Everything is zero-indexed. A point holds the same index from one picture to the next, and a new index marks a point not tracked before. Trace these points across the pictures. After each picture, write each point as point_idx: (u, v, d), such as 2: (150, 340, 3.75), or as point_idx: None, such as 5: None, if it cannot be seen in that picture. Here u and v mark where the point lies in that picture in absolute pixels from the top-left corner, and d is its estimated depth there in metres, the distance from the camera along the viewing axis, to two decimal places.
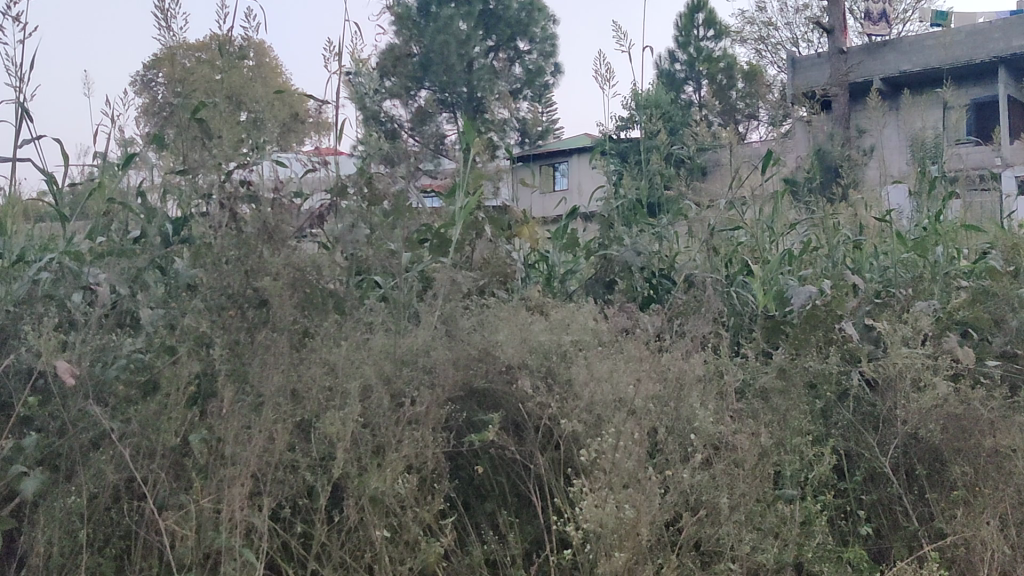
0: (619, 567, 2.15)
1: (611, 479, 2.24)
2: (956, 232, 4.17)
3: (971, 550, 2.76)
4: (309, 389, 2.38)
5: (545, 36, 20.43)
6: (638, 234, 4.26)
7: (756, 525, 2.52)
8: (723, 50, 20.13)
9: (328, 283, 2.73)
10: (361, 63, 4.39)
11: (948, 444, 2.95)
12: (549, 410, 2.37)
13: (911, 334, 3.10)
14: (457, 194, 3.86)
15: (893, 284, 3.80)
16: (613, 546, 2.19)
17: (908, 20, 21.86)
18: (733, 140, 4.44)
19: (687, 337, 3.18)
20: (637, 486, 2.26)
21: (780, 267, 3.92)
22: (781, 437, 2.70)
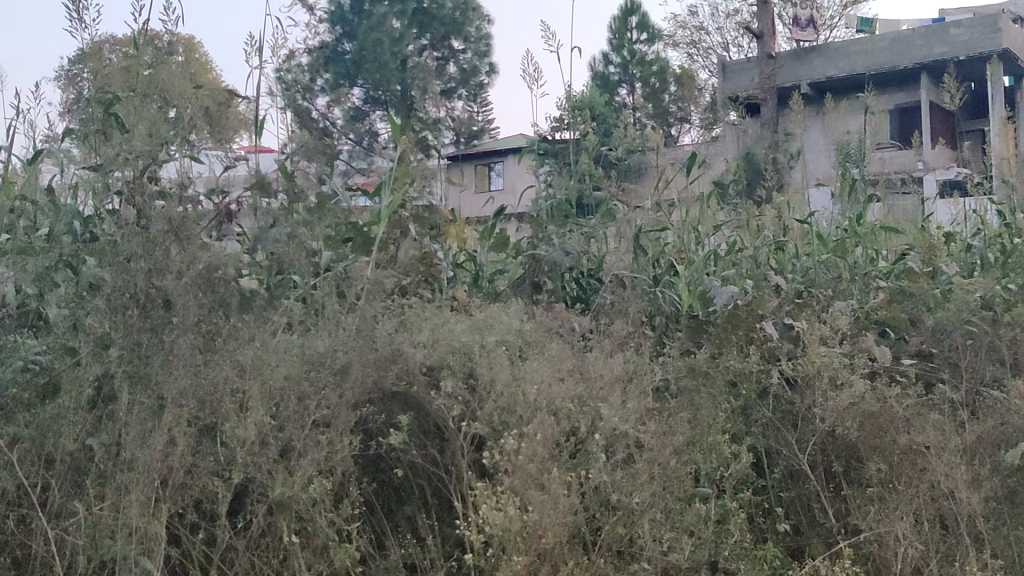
0: (519, 570, 2.18)
1: (517, 482, 2.25)
2: (875, 233, 4.23)
3: (884, 545, 2.82)
4: (213, 393, 2.33)
5: (479, 36, 20.44)
6: (565, 234, 4.25)
7: (674, 523, 2.53)
8: (655, 54, 20.36)
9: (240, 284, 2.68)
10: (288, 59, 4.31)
11: (864, 440, 2.99)
12: (456, 412, 2.35)
13: (828, 334, 3.14)
14: (382, 192, 3.81)
15: (813, 283, 3.85)
16: (514, 549, 2.21)
17: (834, 27, 22.38)
18: (660, 141, 4.46)
19: (611, 338, 3.20)
20: (544, 487, 2.28)
21: (704, 268, 3.95)
22: (698, 436, 2.71)
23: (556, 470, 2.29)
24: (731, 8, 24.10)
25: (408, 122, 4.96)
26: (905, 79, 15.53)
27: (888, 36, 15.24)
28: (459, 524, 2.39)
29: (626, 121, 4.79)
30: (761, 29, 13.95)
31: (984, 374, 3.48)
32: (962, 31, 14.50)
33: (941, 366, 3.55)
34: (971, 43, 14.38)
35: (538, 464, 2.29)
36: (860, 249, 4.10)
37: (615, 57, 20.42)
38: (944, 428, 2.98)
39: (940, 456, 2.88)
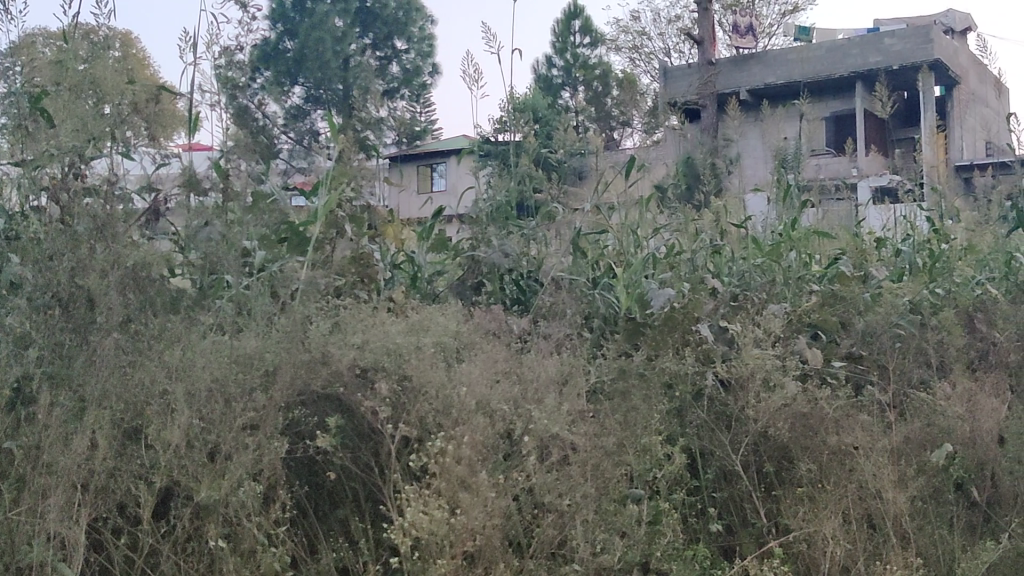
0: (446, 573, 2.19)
1: (446, 484, 2.26)
2: (809, 238, 4.29)
3: (813, 544, 2.86)
4: (132, 395, 2.36)
5: (422, 36, 20.41)
6: (505, 236, 4.21)
7: (606, 524, 2.53)
8: (597, 58, 20.47)
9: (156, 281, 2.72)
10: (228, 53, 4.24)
11: (795, 441, 3.04)
12: (385, 415, 2.34)
13: (762, 336, 3.19)
14: (320, 191, 3.78)
15: (748, 287, 3.90)
16: (441, 552, 2.22)
17: (773, 35, 22.74)
18: (600, 143, 4.48)
19: (548, 340, 3.21)
20: (472, 490, 2.28)
21: (642, 271, 3.97)
22: (632, 438, 2.72)
23: (485, 473, 2.30)
24: (672, 14, 24.37)
25: (348, 121, 4.92)
26: (841, 87, 15.84)
27: (824, 45, 15.52)
28: (390, 526, 2.37)
29: (567, 124, 4.81)
30: (701, 35, 14.09)
31: (911, 375, 3.56)
32: (896, 42, 14.89)
33: (870, 368, 3.63)
34: (904, 53, 14.76)
35: (468, 467, 2.29)
36: (794, 253, 4.16)
37: (558, 59, 20.51)
38: (872, 429, 3.06)
39: (868, 456, 2.95)
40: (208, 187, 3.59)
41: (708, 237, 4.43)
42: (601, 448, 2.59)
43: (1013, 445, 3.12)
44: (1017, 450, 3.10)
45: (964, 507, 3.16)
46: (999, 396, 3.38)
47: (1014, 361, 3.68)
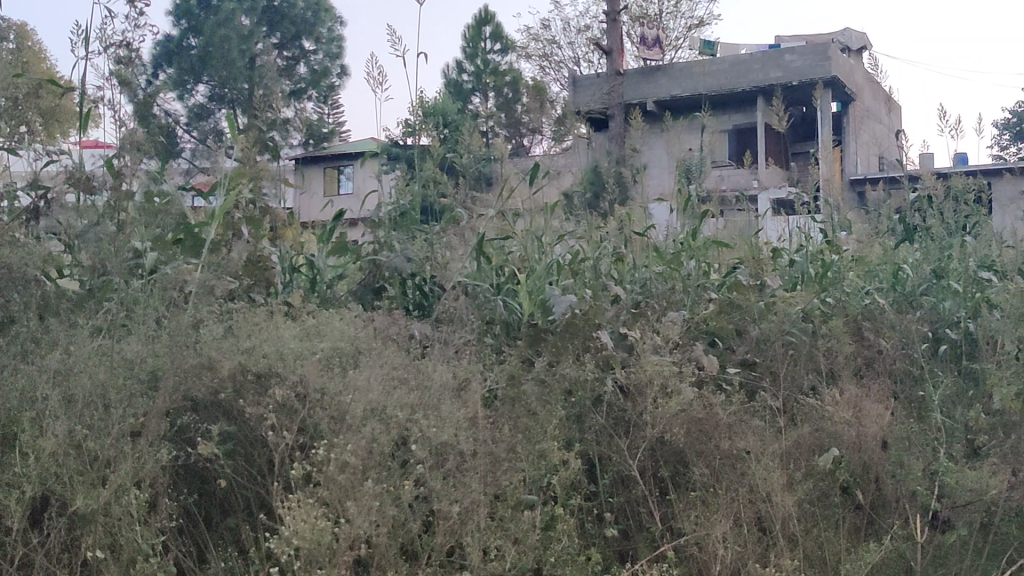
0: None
1: (331, 492, 2.24)
2: (708, 247, 4.37)
3: (704, 547, 2.89)
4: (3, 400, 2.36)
5: (331, 37, 20.21)
6: (408, 240, 4.12)
7: (500, 529, 2.52)
8: (508, 64, 20.52)
9: (30, 275, 2.84)
10: (135, 50, 4.08)
11: (690, 446, 3.09)
12: (273, 423, 2.34)
13: (660, 343, 3.24)
14: (218, 192, 3.81)
15: (649, 294, 3.95)
16: (323, 561, 2.18)
17: (679, 48, 23.16)
18: (505, 149, 4.49)
19: (448, 345, 3.21)
20: (355, 498, 2.26)
21: (546, 276, 3.99)
22: (527, 444, 2.72)
23: (371, 482, 2.27)
24: (582, 24, 24.63)
25: (253, 121, 4.85)
26: (743, 101, 16.26)
27: (728, 60, 15.90)
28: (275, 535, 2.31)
29: (472, 130, 4.79)
30: (610, 46, 14.10)
31: (802, 382, 3.67)
32: (794, 58, 15.20)
33: (762, 374, 3.70)
34: (802, 69, 15.12)
35: (352, 475, 2.27)
36: (694, 261, 4.23)
37: (469, 65, 20.49)
38: (763, 434, 3.14)
39: (759, 461, 3.03)
40: (100, 186, 3.53)
41: (611, 245, 4.47)
42: (497, 453, 2.59)
43: (896, 451, 3.24)
44: (899, 455, 3.22)
45: (849, 509, 3.26)
46: (885, 403, 3.49)
47: (899, 369, 3.83)
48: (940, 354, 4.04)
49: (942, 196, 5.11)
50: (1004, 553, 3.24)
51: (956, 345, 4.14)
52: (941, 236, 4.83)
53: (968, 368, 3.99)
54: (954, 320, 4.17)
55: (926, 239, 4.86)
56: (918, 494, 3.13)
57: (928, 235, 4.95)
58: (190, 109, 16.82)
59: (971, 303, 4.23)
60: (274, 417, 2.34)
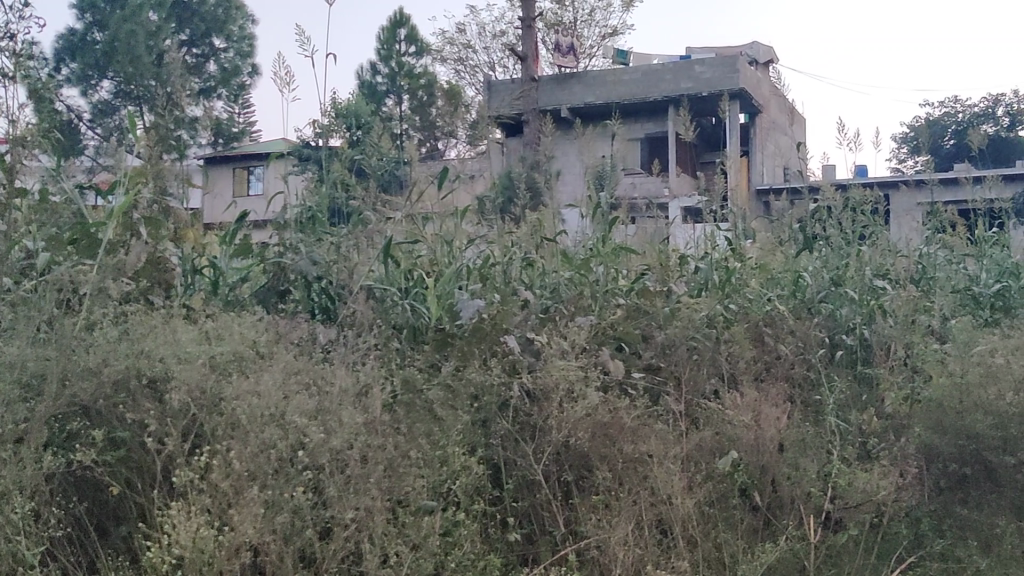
0: None
1: (213, 503, 2.28)
2: (616, 253, 4.42)
3: (605, 551, 2.92)
4: None
5: (242, 36, 19.87)
6: (315, 242, 4.05)
7: (398, 534, 2.51)
8: (423, 68, 20.44)
9: None
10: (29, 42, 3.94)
11: (595, 450, 3.10)
12: (151, 426, 2.36)
13: (567, 348, 3.24)
14: (117, 192, 3.73)
15: (557, 300, 3.97)
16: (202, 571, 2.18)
17: (594, 56, 23.41)
18: (414, 152, 4.45)
19: (353, 350, 3.18)
20: (239, 505, 2.26)
21: (454, 280, 3.97)
22: (429, 449, 2.71)
23: (256, 490, 2.26)
24: (497, 29, 24.70)
25: (156, 119, 4.72)
26: (654, 110, 16.52)
27: (640, 69, 16.10)
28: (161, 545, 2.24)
29: (381, 132, 4.74)
30: (526, 52, 13.93)
31: (704, 387, 3.73)
32: (705, 69, 15.46)
33: (667, 379, 3.75)
34: (712, 81, 15.40)
35: (236, 481, 2.29)
36: (602, 267, 4.26)
37: (383, 66, 20.32)
38: (665, 437, 3.19)
39: (661, 464, 3.06)
40: None
41: (521, 250, 4.47)
42: (395, 459, 2.56)
43: (791, 454, 3.33)
44: (795, 457, 3.31)
45: (747, 510, 3.32)
46: (782, 406, 3.58)
47: (796, 374, 3.94)
48: (837, 359, 4.17)
49: (840, 208, 5.23)
50: (893, 551, 3.39)
51: (851, 351, 4.27)
52: (838, 244, 5.00)
53: (863, 373, 4.12)
54: (850, 327, 4.30)
55: (825, 249, 5.02)
56: (812, 496, 3.24)
57: (827, 244, 5.11)
58: (94, 106, 16.36)
59: (866, 309, 4.39)
60: (153, 421, 2.35)
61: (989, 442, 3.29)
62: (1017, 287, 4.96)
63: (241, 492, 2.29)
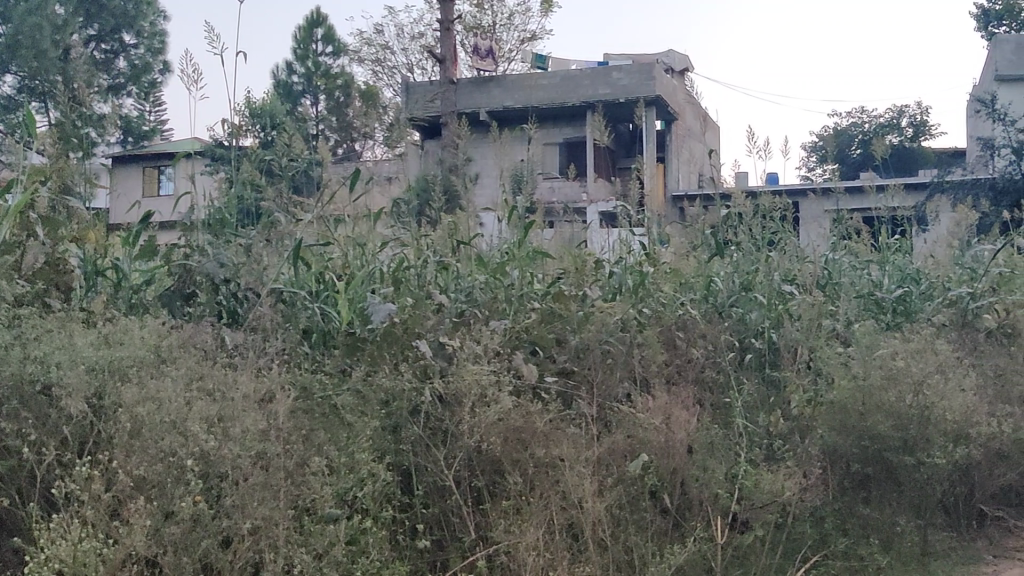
0: None
1: (97, 515, 2.24)
2: (530, 257, 4.41)
3: (515, 557, 2.90)
4: None
5: (153, 32, 19.38)
6: (223, 244, 3.95)
7: (302, 543, 2.46)
8: (340, 68, 20.22)
9: None
10: None
11: (507, 455, 3.07)
12: (32, 438, 2.36)
13: (479, 351, 3.19)
14: (12, 189, 3.58)
15: (471, 304, 3.93)
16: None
17: (512, 59, 23.46)
18: (327, 154, 4.37)
19: (260, 355, 3.10)
20: (127, 516, 2.23)
21: (366, 283, 3.91)
22: (335, 456, 2.66)
23: (143, 502, 2.22)
24: (415, 31, 24.57)
25: (57, 115, 4.55)
26: (573, 115, 16.62)
27: (559, 74, 16.18)
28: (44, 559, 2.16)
29: (294, 132, 4.64)
30: (445, 54, 13.85)
31: (617, 390, 3.75)
32: (623, 76, 15.62)
33: (579, 383, 3.73)
34: (629, 87, 15.53)
35: (122, 491, 2.28)
36: (517, 271, 4.25)
37: (298, 66, 20.02)
38: (577, 441, 3.19)
39: (573, 468, 3.07)
40: None
41: (435, 252, 4.43)
42: (295, 467, 2.54)
43: (700, 455, 3.40)
44: (703, 459, 3.38)
45: (657, 513, 3.33)
46: (691, 410, 3.61)
47: (706, 377, 3.99)
48: (746, 362, 4.24)
49: (750, 214, 5.30)
50: (799, 551, 3.48)
51: (760, 354, 4.35)
52: (748, 250, 5.07)
53: (770, 375, 4.20)
54: (759, 330, 4.39)
55: (736, 254, 5.10)
56: (719, 497, 3.30)
57: (738, 249, 5.19)
58: None
59: (774, 314, 4.48)
60: (34, 434, 2.35)
61: (890, 443, 3.49)
62: (917, 292, 5.12)
63: (124, 504, 2.32)
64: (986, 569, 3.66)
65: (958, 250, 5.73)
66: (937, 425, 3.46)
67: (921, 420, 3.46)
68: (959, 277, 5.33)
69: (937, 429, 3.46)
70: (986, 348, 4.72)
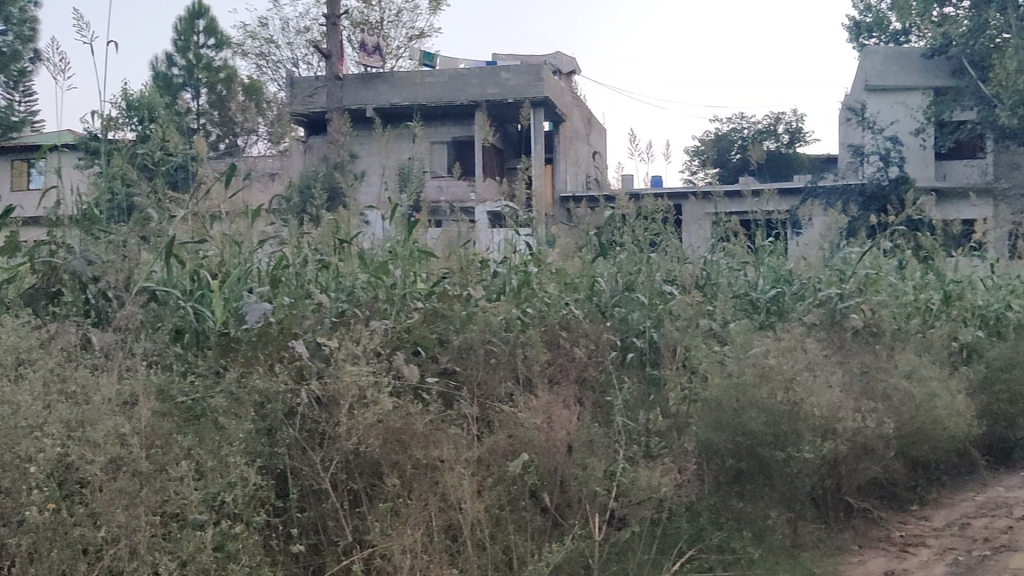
0: None
1: None
2: (414, 255, 4.38)
3: (391, 560, 2.87)
4: None
5: (23, 18, 18.52)
6: (91, 241, 3.78)
7: (166, 549, 2.39)
8: (224, 61, 19.72)
9: None
10: None
11: (385, 457, 3.05)
12: None
13: (358, 351, 3.15)
14: None
15: (353, 304, 3.88)
16: None
17: (401, 57, 23.29)
18: (203, 149, 4.24)
19: (129, 358, 2.99)
20: None
21: (243, 282, 3.80)
22: (204, 458, 2.59)
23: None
24: (301, 26, 24.15)
25: None
26: (461, 114, 16.61)
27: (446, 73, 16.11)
28: None
29: (169, 126, 4.49)
30: (331, 50, 13.63)
31: (499, 390, 3.74)
32: (510, 76, 15.65)
33: (462, 383, 3.72)
34: (516, 88, 15.65)
35: None
36: (400, 270, 4.20)
37: (179, 57, 19.45)
38: (458, 441, 3.17)
39: (452, 469, 3.06)
40: None
41: (318, 250, 4.35)
42: (158, 471, 2.47)
43: (579, 454, 3.41)
44: (582, 458, 3.41)
45: (536, 513, 3.35)
46: (571, 408, 3.65)
47: (589, 375, 4.04)
48: (628, 361, 4.31)
49: (633, 215, 5.39)
50: (675, 544, 3.54)
51: (641, 353, 4.43)
52: (631, 251, 5.14)
53: (650, 374, 4.29)
54: (640, 330, 4.48)
55: (618, 254, 5.18)
56: (598, 495, 3.33)
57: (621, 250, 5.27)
58: None
59: (654, 314, 4.57)
60: None
61: (762, 438, 3.61)
62: (789, 293, 5.31)
63: None
64: (851, 559, 3.82)
65: (827, 252, 5.94)
66: (806, 420, 3.60)
67: (791, 415, 3.60)
68: (829, 278, 5.56)
69: (806, 424, 3.61)
70: (852, 347, 4.93)
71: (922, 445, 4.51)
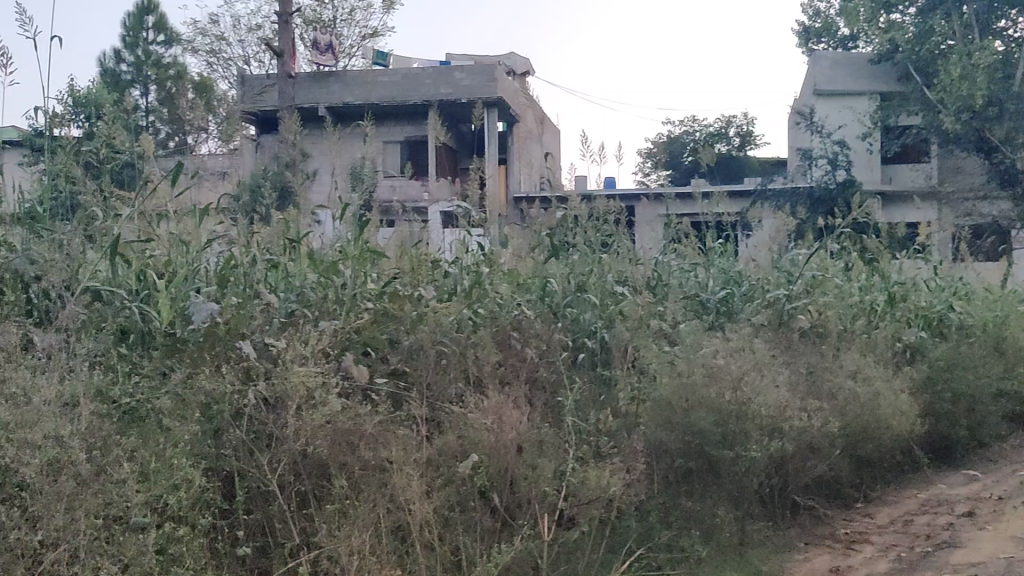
0: None
1: None
2: (365, 255, 4.35)
3: (338, 562, 2.86)
4: None
5: None
6: (34, 240, 3.71)
7: (108, 552, 2.38)
8: (173, 58, 19.43)
9: None
10: None
11: (334, 458, 3.03)
12: None
13: (306, 352, 3.12)
14: None
15: (302, 304, 3.85)
16: None
17: (354, 55, 23.13)
18: (150, 146, 4.18)
19: (71, 359, 2.93)
20: None
21: (191, 281, 3.75)
22: (148, 459, 2.56)
23: None
24: (253, 23, 23.87)
25: None
26: (415, 114, 16.55)
27: (400, 72, 16.04)
28: None
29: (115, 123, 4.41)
30: (282, 48, 13.50)
31: (449, 390, 3.74)
32: (464, 76, 15.65)
33: (412, 384, 3.71)
34: (470, 88, 15.64)
35: None
36: (350, 270, 4.18)
37: (128, 53, 19.12)
38: (408, 442, 3.16)
39: (401, 470, 3.05)
40: None
41: (267, 250, 4.31)
42: (100, 474, 2.45)
43: (529, 454, 3.41)
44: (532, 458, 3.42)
45: (486, 513, 3.35)
46: (521, 408, 3.65)
47: (540, 376, 4.04)
48: (579, 361, 4.33)
49: (584, 216, 5.41)
50: (624, 543, 3.56)
51: (592, 354, 4.46)
52: (582, 252, 5.16)
53: (601, 374, 4.31)
54: (591, 331, 4.50)
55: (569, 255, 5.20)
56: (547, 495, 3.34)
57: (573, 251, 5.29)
58: None
59: (605, 314, 4.59)
60: None
61: (710, 437, 3.66)
62: (738, 294, 5.37)
63: None
64: (798, 556, 3.88)
65: (775, 253, 6.02)
66: (753, 419, 3.66)
67: (738, 414, 3.66)
68: (777, 280, 5.64)
69: (755, 423, 3.67)
70: (799, 347, 5.00)
71: (867, 444, 4.61)
